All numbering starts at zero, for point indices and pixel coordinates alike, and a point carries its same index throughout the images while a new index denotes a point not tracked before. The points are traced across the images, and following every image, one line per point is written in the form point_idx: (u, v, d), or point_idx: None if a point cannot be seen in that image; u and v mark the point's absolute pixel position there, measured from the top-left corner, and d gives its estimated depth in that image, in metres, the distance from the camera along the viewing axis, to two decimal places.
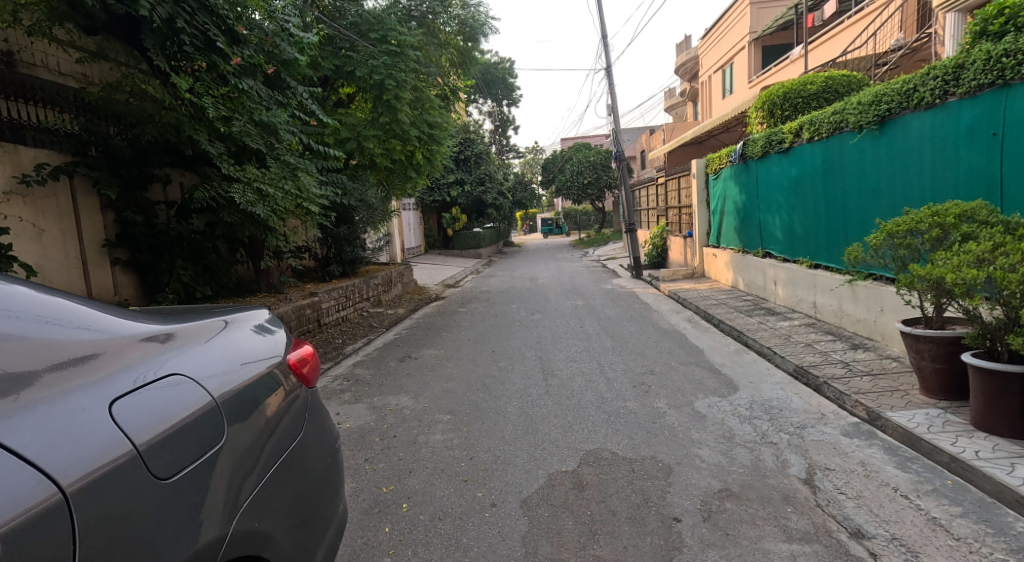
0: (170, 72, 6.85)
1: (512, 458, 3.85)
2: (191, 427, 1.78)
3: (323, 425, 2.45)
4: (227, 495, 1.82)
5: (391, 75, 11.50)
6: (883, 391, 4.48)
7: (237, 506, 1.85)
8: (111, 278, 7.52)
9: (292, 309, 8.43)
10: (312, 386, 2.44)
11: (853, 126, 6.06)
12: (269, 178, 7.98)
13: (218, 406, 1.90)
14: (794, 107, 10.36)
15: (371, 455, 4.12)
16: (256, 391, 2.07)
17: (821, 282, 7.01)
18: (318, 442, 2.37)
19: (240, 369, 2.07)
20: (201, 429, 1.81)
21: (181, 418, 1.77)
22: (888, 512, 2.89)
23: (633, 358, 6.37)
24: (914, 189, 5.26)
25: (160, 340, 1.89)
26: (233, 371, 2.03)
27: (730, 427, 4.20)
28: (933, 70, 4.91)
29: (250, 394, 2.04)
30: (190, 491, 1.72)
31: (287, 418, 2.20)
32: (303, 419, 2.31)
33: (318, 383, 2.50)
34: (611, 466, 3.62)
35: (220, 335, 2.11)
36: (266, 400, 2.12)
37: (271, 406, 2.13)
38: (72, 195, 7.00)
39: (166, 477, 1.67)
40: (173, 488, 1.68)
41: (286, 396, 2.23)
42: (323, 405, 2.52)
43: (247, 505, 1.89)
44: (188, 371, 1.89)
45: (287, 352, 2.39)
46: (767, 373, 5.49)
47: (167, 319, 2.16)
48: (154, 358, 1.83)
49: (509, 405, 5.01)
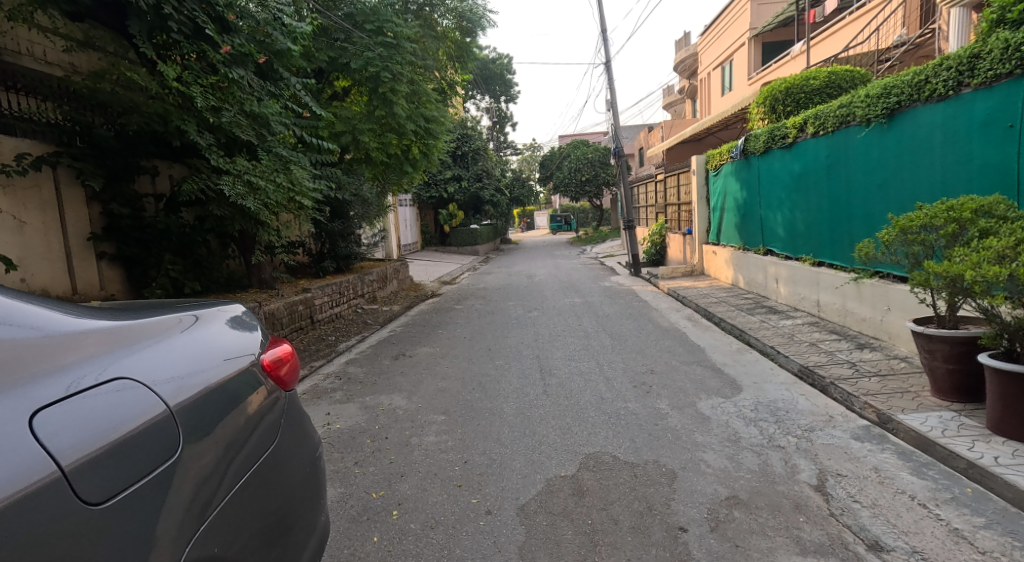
0: (157, 60, 6.68)
1: (508, 461, 3.68)
2: (134, 440, 1.60)
3: (302, 430, 2.28)
4: (182, 518, 1.65)
5: (387, 67, 11.32)
6: (892, 393, 4.33)
7: (194, 529, 1.68)
8: (97, 272, 7.35)
9: (284, 306, 8.24)
10: (289, 388, 2.26)
11: (861, 120, 5.90)
12: (260, 170, 7.80)
13: (172, 414, 1.72)
14: (796, 103, 10.21)
15: (362, 458, 3.94)
16: (224, 397, 1.90)
17: (824, 279, 6.86)
18: (299, 448, 2.22)
19: (203, 370, 1.87)
20: (148, 441, 1.63)
21: (123, 430, 1.59)
22: (907, 522, 2.73)
23: (633, 356, 6.21)
24: (924, 184, 5.10)
25: (104, 341, 1.71)
26: (195, 374, 1.84)
27: (735, 429, 4.04)
28: (946, 61, 4.75)
29: (216, 400, 1.86)
30: (131, 515, 1.55)
31: (259, 426, 2.02)
32: (279, 426, 2.13)
33: (296, 384, 2.32)
34: (612, 471, 3.45)
35: (182, 331, 1.92)
36: (234, 406, 1.93)
37: (242, 413, 1.95)
38: (56, 186, 6.82)
39: (99, 501, 1.50)
40: (109, 512, 1.51)
41: (259, 402, 2.06)
42: (302, 407, 2.34)
43: (207, 526, 1.72)
44: (138, 375, 1.71)
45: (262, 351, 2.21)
46: (771, 373, 5.33)
47: (130, 313, 1.99)
48: (94, 362, 1.65)
49: (506, 405, 4.85)
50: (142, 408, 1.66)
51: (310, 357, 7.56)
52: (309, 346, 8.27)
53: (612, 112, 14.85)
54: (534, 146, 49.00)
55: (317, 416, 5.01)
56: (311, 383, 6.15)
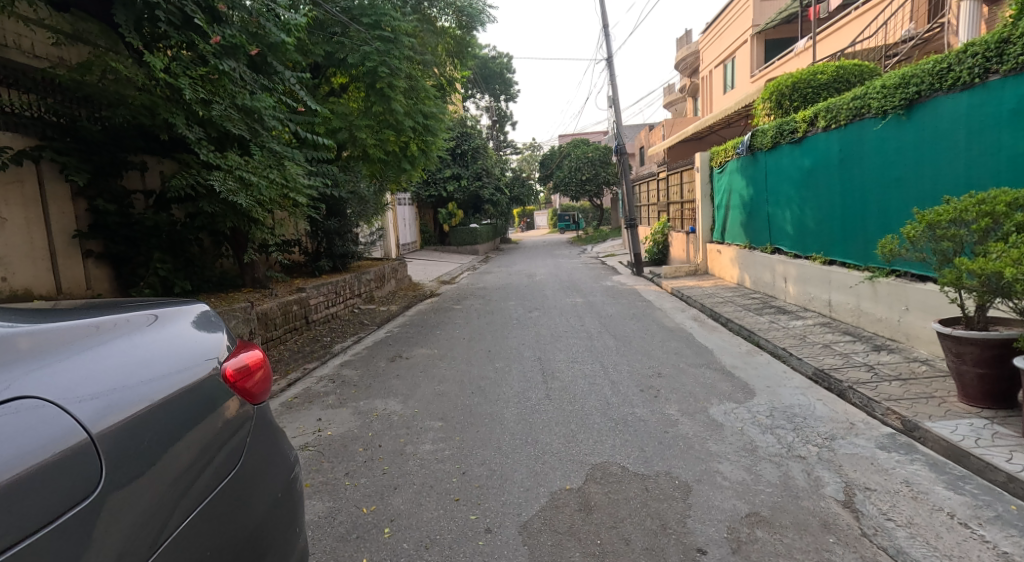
0: (145, 50, 6.45)
1: (509, 473, 3.44)
2: (48, 473, 1.45)
3: (276, 447, 2.12)
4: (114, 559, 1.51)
5: (385, 62, 11.08)
6: (917, 398, 4.08)
7: None
8: (83, 271, 7.10)
9: (278, 306, 7.99)
10: (258, 402, 2.09)
11: (876, 112, 5.65)
12: (252, 165, 7.55)
13: (99, 437, 1.56)
14: (803, 98, 9.96)
15: (353, 468, 3.70)
16: (174, 417, 1.75)
17: (836, 278, 6.62)
18: (271, 467, 2.06)
19: (141, 385, 1.71)
20: (67, 472, 1.48)
21: (33, 462, 1.44)
22: (949, 545, 2.50)
23: (639, 358, 5.97)
24: (945, 178, 4.86)
25: (23, 355, 1.56)
26: (133, 389, 1.69)
27: (751, 437, 3.80)
28: (971, 47, 4.51)
29: (163, 420, 1.71)
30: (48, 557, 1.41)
31: (220, 448, 1.87)
32: (245, 446, 1.98)
33: (268, 396, 2.15)
34: (621, 484, 3.21)
35: (121, 339, 1.76)
36: (185, 427, 1.77)
37: (195, 435, 1.79)
38: (40, 181, 6.58)
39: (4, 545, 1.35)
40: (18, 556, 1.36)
41: (219, 422, 1.89)
42: (276, 422, 2.18)
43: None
44: (59, 395, 1.55)
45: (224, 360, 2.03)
46: (784, 377, 5.09)
47: (71, 315, 1.82)
48: (5, 380, 1.49)
49: (507, 410, 4.60)
50: (63, 430, 1.51)
51: (304, 359, 7.32)
52: (304, 347, 8.03)
53: (613, 109, 14.59)
54: (534, 146, 48.75)
55: (308, 422, 4.76)
56: (304, 387, 5.91)
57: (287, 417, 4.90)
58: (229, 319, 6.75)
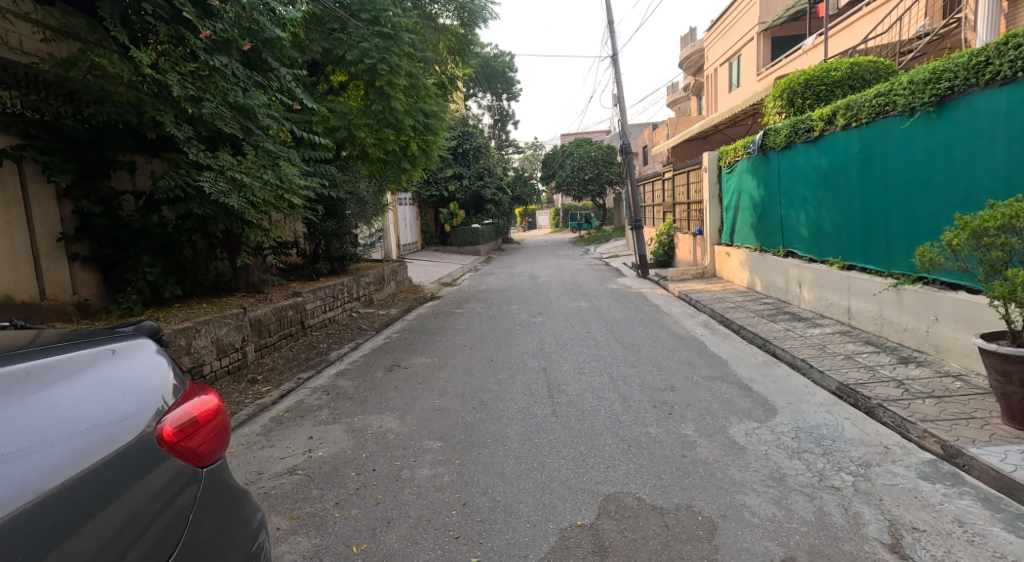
0: (131, 45, 6.16)
1: (515, 505, 3.15)
2: None
3: (233, 511, 2.08)
4: None
5: (384, 59, 10.79)
6: (955, 419, 3.77)
7: None
8: (69, 276, 6.81)
9: (272, 311, 7.70)
10: (207, 461, 2.04)
11: (902, 109, 5.34)
12: (245, 165, 7.25)
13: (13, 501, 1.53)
14: (815, 96, 9.66)
15: (344, 497, 3.40)
16: (106, 482, 1.70)
17: (856, 285, 6.31)
18: (223, 534, 2.01)
19: (67, 441, 1.68)
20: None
21: None
22: None
23: (650, 369, 5.67)
24: (980, 180, 4.57)
25: None
26: (59, 446, 1.66)
27: (778, 463, 3.49)
28: (1013, 39, 4.20)
29: (91, 486, 1.67)
30: None
31: (163, 516, 1.82)
32: (196, 512, 1.93)
33: (219, 453, 2.10)
34: (638, 520, 2.92)
35: (54, 389, 1.73)
36: (122, 492, 1.73)
37: (137, 502, 1.76)
38: (22, 182, 6.29)
39: None
40: None
41: (165, 487, 1.85)
42: (233, 484, 2.14)
43: None
44: None
45: (164, 415, 1.95)
46: (806, 392, 4.78)
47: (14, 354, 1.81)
48: None
49: (511, 429, 4.31)
50: None
51: (299, 368, 7.03)
52: (300, 354, 7.74)
53: (618, 107, 14.28)
54: (536, 145, 48.41)
55: (299, 440, 4.47)
56: (297, 399, 5.62)
57: (277, 433, 4.61)
58: (221, 326, 6.46)
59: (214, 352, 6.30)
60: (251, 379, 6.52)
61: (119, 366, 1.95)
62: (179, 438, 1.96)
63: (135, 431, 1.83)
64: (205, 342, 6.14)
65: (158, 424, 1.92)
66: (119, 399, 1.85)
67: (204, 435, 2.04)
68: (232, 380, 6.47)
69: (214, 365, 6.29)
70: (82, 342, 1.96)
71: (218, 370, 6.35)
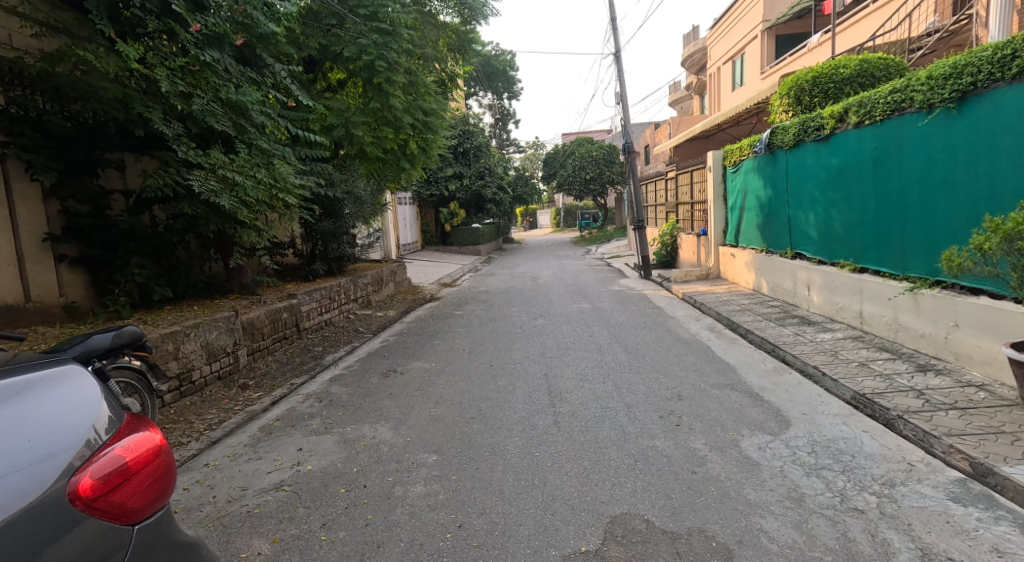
0: (118, 39, 5.94)
1: (513, 527, 2.97)
2: None
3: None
4: None
5: (382, 55, 10.56)
6: (982, 433, 3.56)
7: None
8: (56, 277, 6.60)
9: (266, 314, 7.49)
10: (137, 515, 1.98)
11: (920, 106, 5.13)
12: (237, 163, 7.04)
13: None
14: (823, 94, 9.44)
15: (332, 517, 3.19)
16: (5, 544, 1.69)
17: (868, 288, 6.09)
18: None
19: None
20: None
21: None
22: None
23: (656, 377, 5.45)
24: (1004, 179, 4.36)
25: None
26: None
27: (795, 481, 3.27)
28: None
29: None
30: None
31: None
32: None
33: (156, 503, 2.04)
34: (648, 547, 2.73)
35: None
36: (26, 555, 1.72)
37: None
38: (6, 181, 6.08)
39: None
40: None
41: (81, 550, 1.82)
42: (176, 536, 2.08)
43: None
44: None
45: (86, 463, 1.92)
46: (820, 402, 4.56)
47: None
48: None
49: (511, 441, 4.09)
50: None
51: (293, 373, 6.82)
52: (294, 358, 7.53)
53: (620, 105, 14.06)
54: (537, 144, 48.16)
55: (288, 452, 4.25)
56: (288, 406, 5.40)
57: (265, 444, 4.39)
58: (213, 329, 6.25)
59: (205, 356, 6.09)
60: (243, 385, 6.31)
61: (46, 404, 1.94)
62: (101, 491, 1.92)
63: (42, 482, 1.81)
64: (195, 346, 5.93)
65: (77, 474, 1.88)
66: (24, 448, 1.82)
67: (131, 486, 1.98)
68: (223, 386, 6.25)
69: (204, 370, 6.08)
70: (21, 376, 1.98)
71: (208, 375, 6.14)
